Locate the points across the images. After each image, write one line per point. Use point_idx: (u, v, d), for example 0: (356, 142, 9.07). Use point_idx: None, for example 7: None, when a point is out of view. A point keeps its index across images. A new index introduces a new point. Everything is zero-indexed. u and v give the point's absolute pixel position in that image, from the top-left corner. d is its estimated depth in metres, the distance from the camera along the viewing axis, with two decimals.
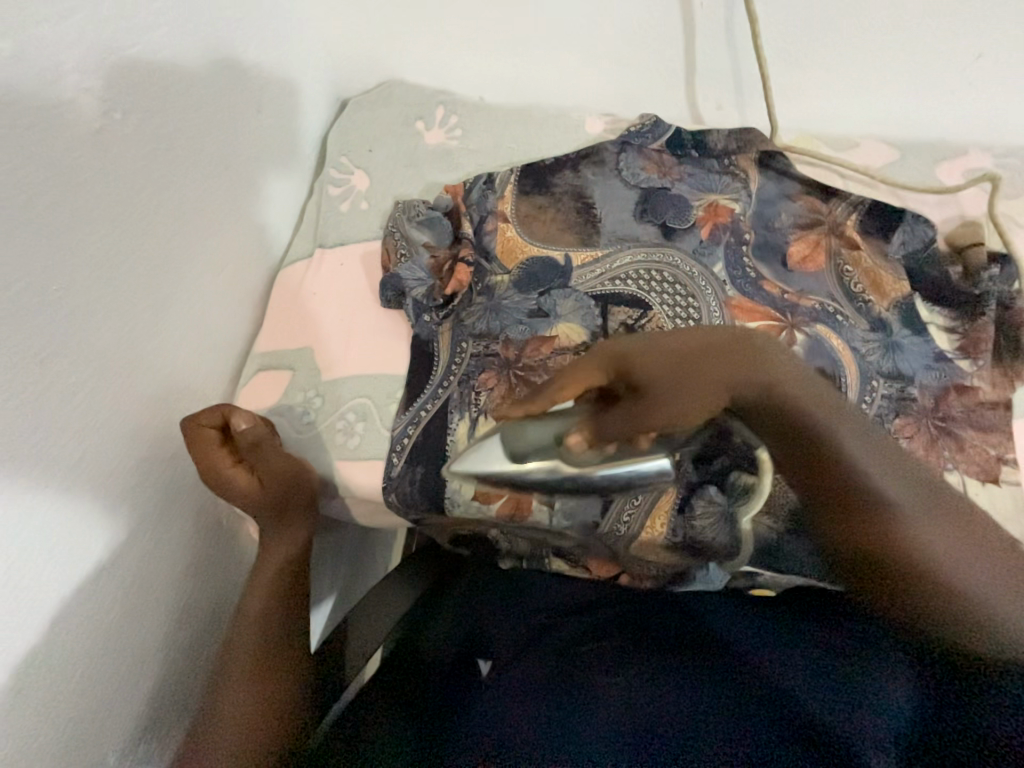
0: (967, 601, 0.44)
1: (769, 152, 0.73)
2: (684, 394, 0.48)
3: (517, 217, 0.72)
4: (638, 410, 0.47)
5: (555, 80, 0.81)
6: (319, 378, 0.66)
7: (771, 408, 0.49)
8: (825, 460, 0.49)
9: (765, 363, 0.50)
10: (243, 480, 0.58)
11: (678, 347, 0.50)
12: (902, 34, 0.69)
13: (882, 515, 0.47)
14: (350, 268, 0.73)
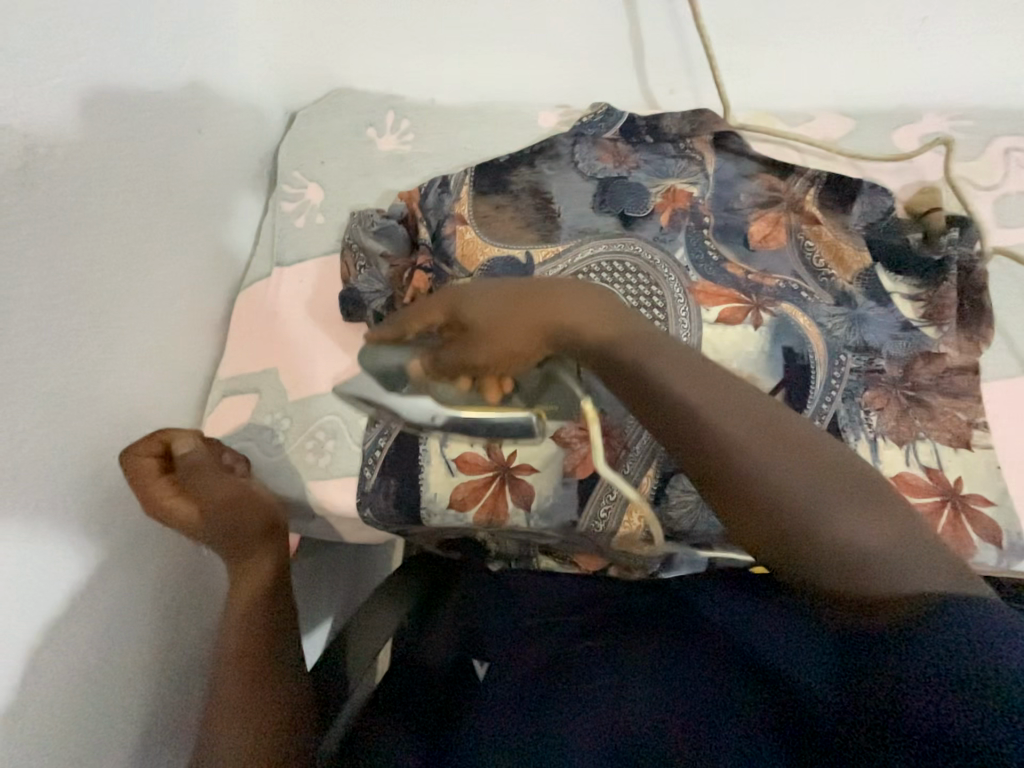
0: (846, 538, 0.35)
1: (723, 132, 0.73)
2: (504, 332, 0.47)
3: (475, 218, 0.71)
4: (462, 348, 0.48)
5: (504, 76, 0.80)
6: (287, 398, 0.66)
7: (587, 349, 0.46)
8: (655, 401, 0.42)
9: (572, 303, 0.47)
10: (180, 507, 0.53)
11: (504, 290, 0.49)
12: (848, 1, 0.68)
13: (723, 453, 0.39)
14: (310, 284, 0.72)
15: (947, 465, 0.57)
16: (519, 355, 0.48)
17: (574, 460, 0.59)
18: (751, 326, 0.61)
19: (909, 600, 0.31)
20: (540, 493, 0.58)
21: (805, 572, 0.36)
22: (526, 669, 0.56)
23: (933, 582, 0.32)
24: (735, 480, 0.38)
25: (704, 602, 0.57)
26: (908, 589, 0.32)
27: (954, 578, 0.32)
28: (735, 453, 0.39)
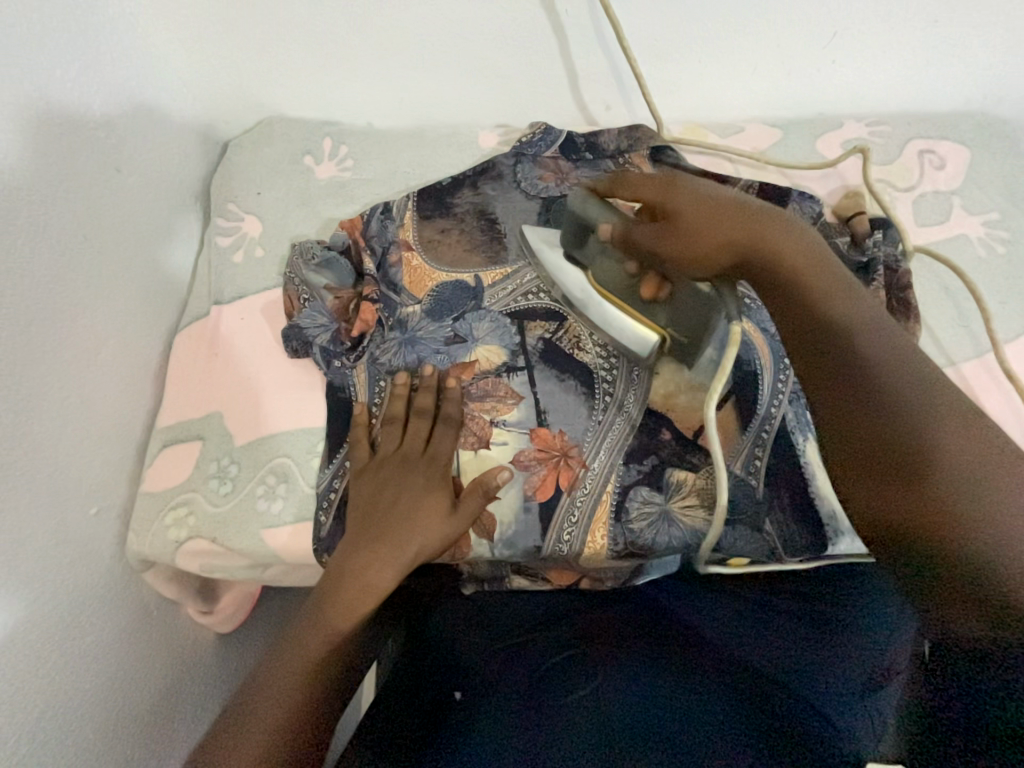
0: (1010, 541, 0.33)
1: (658, 147, 0.74)
2: (704, 229, 0.49)
3: (421, 243, 0.70)
4: (659, 232, 0.51)
5: (439, 99, 0.79)
6: (231, 444, 0.62)
7: (750, 270, 0.48)
8: (821, 354, 0.44)
9: (786, 239, 0.47)
10: (436, 522, 0.54)
11: (745, 205, 0.49)
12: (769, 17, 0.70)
13: (887, 415, 0.39)
14: (252, 321, 0.69)
15: None
16: (748, 267, 0.48)
17: (534, 483, 0.59)
18: None
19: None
20: (501, 522, 0.58)
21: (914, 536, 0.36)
22: (508, 689, 0.54)
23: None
24: (869, 406, 0.40)
25: (680, 610, 0.59)
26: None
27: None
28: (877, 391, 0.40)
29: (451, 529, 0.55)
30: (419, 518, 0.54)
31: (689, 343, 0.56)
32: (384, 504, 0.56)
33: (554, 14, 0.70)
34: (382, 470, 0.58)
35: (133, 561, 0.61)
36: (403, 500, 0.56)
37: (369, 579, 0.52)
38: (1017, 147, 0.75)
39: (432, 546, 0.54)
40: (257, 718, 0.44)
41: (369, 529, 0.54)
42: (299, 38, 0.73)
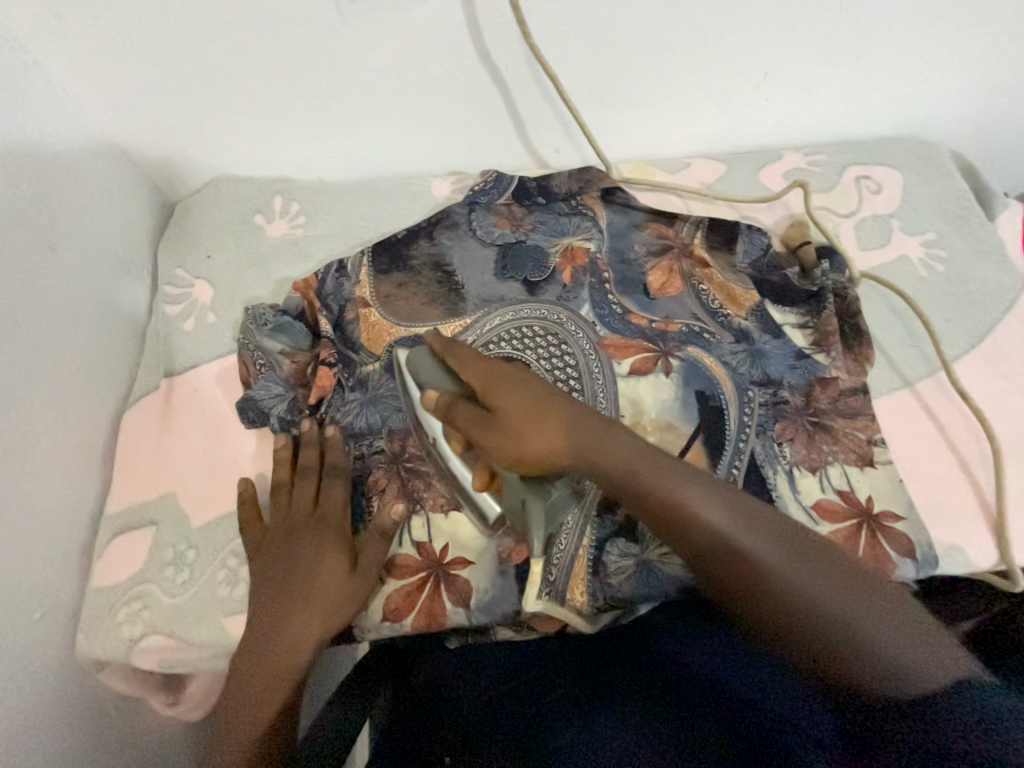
0: (860, 642, 0.38)
1: (609, 188, 0.75)
2: (530, 425, 0.48)
3: (378, 300, 0.69)
4: (484, 423, 0.49)
5: (388, 152, 0.79)
6: (188, 526, 0.59)
7: (587, 459, 0.47)
8: (659, 504, 0.45)
9: (611, 443, 0.48)
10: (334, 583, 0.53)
11: (554, 404, 0.49)
12: (708, 61, 0.71)
13: (738, 558, 0.43)
14: (207, 391, 0.66)
15: (857, 485, 0.59)
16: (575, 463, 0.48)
17: (508, 544, 0.57)
18: (662, 375, 0.64)
19: (905, 684, 0.35)
20: (477, 587, 0.56)
21: (802, 658, 0.40)
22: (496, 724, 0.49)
23: (940, 670, 0.35)
24: (721, 551, 0.43)
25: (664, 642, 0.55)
26: (913, 672, 0.35)
27: (953, 664, 0.35)
28: (719, 539, 0.43)
29: (352, 594, 0.54)
30: (318, 589, 0.53)
31: (516, 526, 0.53)
32: (285, 577, 0.54)
33: (494, 68, 0.69)
34: (279, 546, 0.56)
35: (87, 663, 0.57)
36: (302, 570, 0.54)
37: (281, 653, 0.51)
38: (945, 169, 0.79)
39: (337, 608, 0.53)
40: None
41: (278, 605, 0.53)
42: (237, 103, 0.71)
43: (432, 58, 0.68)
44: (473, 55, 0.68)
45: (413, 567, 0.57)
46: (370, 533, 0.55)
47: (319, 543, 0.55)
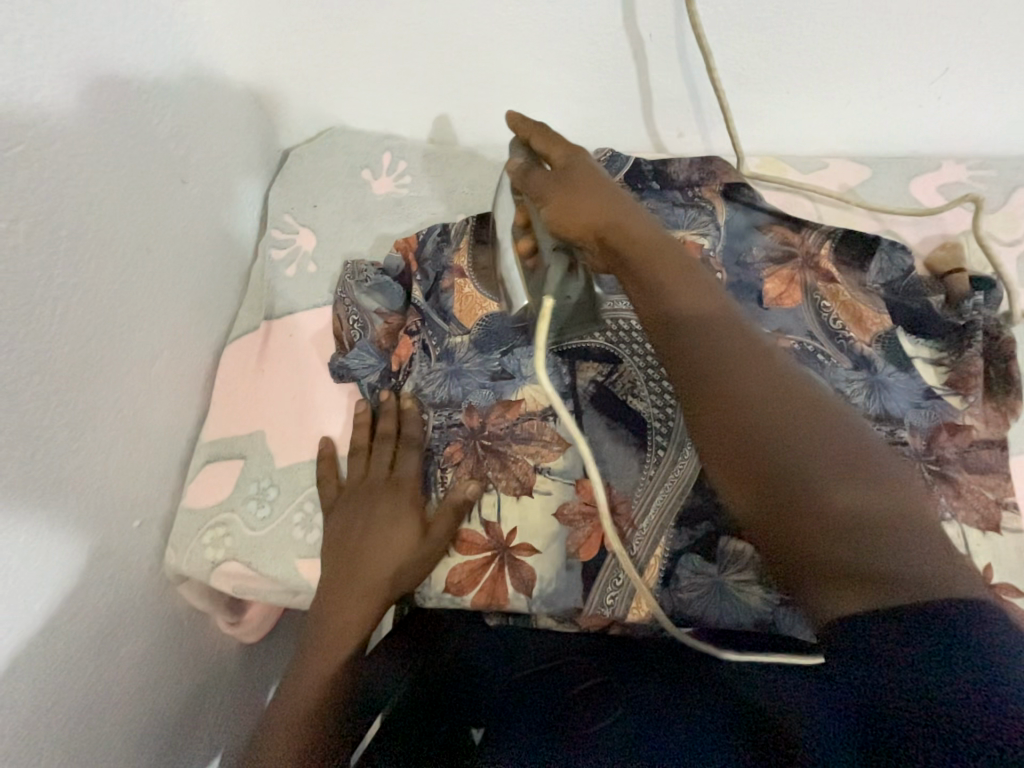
0: (839, 518, 0.34)
1: (733, 183, 0.69)
2: (587, 194, 0.49)
3: (474, 270, 0.67)
4: (552, 182, 0.51)
5: (504, 119, 0.76)
6: (272, 465, 0.62)
7: (628, 251, 0.48)
8: (668, 316, 0.44)
9: (644, 239, 0.48)
10: (407, 545, 0.55)
11: (614, 194, 0.50)
12: (881, 48, 0.62)
13: (745, 403, 0.39)
14: (300, 339, 0.68)
15: (975, 550, 0.53)
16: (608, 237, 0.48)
17: (578, 539, 0.55)
18: None
19: (907, 578, 0.31)
20: (542, 577, 0.55)
21: (778, 516, 0.35)
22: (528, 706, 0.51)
23: (939, 581, 0.31)
24: (715, 383, 0.40)
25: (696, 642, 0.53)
26: (887, 567, 0.32)
27: (965, 586, 0.31)
28: (721, 368, 0.41)
29: (420, 559, 0.55)
30: (390, 548, 0.55)
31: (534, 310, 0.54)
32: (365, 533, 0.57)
33: (636, 36, 0.64)
34: (357, 501, 0.58)
35: (169, 574, 0.62)
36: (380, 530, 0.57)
37: (360, 599, 0.55)
38: None
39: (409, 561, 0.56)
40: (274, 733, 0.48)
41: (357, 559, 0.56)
42: (366, 53, 0.70)
43: (572, 19, 0.63)
44: (616, 20, 0.63)
45: (480, 544, 0.56)
46: (445, 502, 0.56)
47: (397, 504, 0.58)
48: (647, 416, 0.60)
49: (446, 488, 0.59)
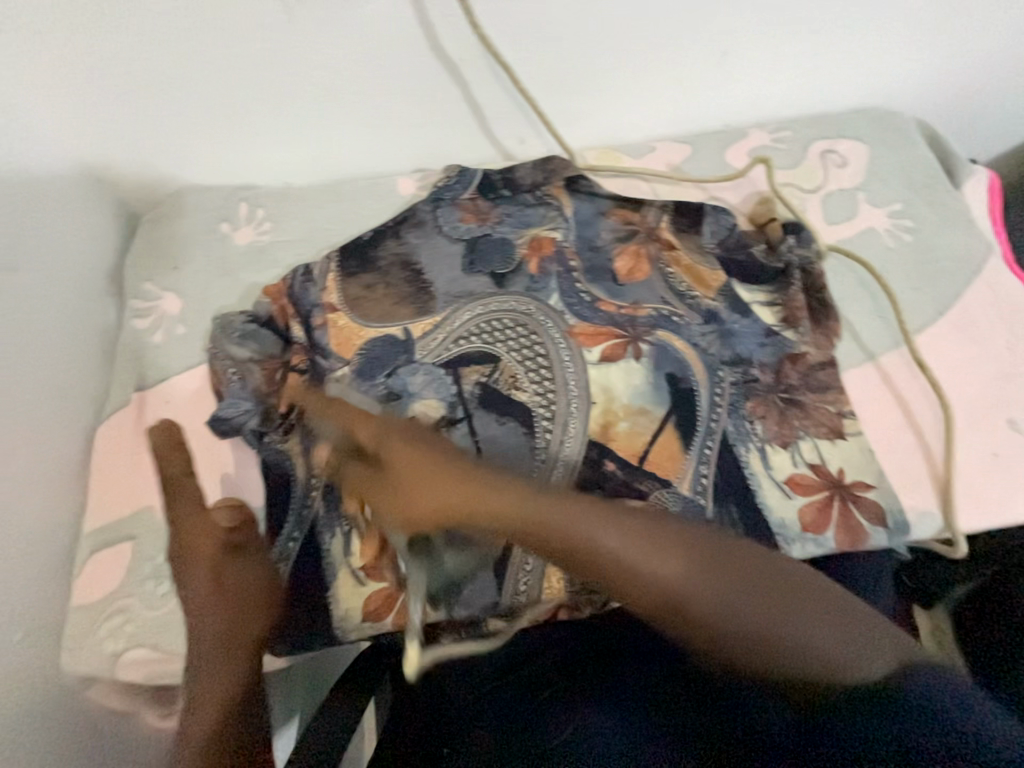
0: (805, 653, 0.39)
1: (572, 176, 0.75)
2: (418, 471, 0.56)
3: (346, 300, 0.69)
4: (370, 474, 0.57)
5: (352, 152, 0.78)
6: (166, 539, 0.60)
7: (501, 523, 0.50)
8: (581, 550, 0.48)
9: (490, 498, 0.55)
10: (225, 586, 0.52)
11: (417, 439, 0.58)
12: (667, 41, 0.70)
13: (649, 579, 0.45)
14: (178, 404, 0.66)
15: (828, 458, 0.60)
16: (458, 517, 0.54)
17: None
18: (632, 359, 0.65)
19: (857, 671, 0.37)
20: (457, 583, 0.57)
21: (726, 657, 0.42)
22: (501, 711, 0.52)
23: (879, 661, 0.37)
24: (662, 599, 0.44)
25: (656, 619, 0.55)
26: (855, 666, 0.37)
27: (897, 650, 0.38)
28: (649, 579, 0.45)
29: (254, 581, 0.53)
30: (212, 591, 0.51)
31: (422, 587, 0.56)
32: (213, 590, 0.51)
33: (450, 60, 0.68)
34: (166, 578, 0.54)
35: (74, 679, 0.58)
36: (234, 579, 0.52)
37: (223, 656, 0.48)
38: (910, 139, 0.79)
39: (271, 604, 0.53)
40: None
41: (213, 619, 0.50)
42: (192, 111, 0.70)
43: (384, 51, 0.66)
44: (426, 47, 0.66)
45: (392, 566, 0.57)
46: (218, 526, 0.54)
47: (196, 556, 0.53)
48: (531, 405, 0.63)
49: (349, 520, 0.59)
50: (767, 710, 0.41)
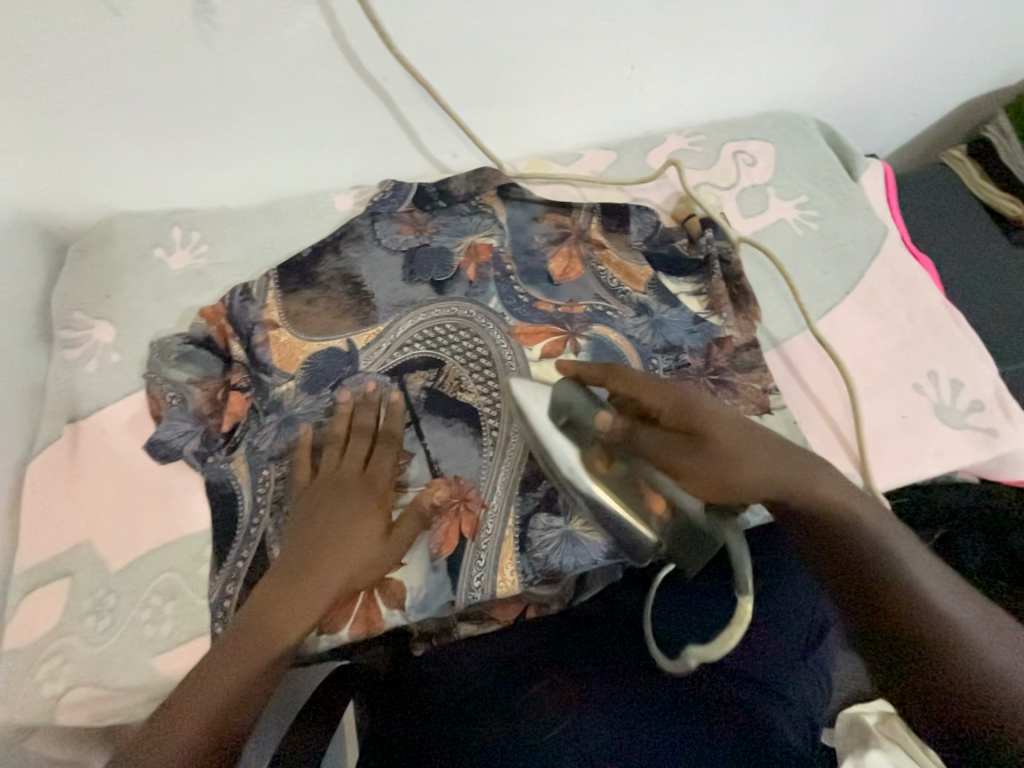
0: (984, 664, 0.45)
1: (503, 185, 0.78)
2: (737, 459, 0.52)
3: (288, 317, 0.69)
4: (690, 451, 0.52)
5: (287, 173, 0.78)
6: (105, 573, 0.58)
7: (766, 486, 0.52)
8: (838, 521, 0.51)
9: (831, 480, 0.53)
10: (372, 524, 0.56)
11: (746, 426, 0.54)
12: (581, 57, 0.74)
13: (873, 562, 0.49)
14: (114, 432, 0.64)
15: None
16: (732, 478, 0.52)
17: (438, 539, 0.58)
18: (571, 354, 0.68)
19: None
20: (411, 586, 0.57)
21: (906, 641, 0.47)
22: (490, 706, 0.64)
23: None
24: (871, 576, 0.49)
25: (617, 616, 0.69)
26: None
27: None
28: (870, 561, 0.49)
29: (368, 542, 0.55)
30: (354, 526, 0.56)
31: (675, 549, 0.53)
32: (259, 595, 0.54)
33: (374, 82, 0.70)
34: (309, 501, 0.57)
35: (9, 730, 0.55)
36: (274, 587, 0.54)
37: (317, 595, 0.53)
38: (812, 137, 0.86)
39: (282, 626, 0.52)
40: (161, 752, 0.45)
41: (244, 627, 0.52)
42: (111, 142, 0.69)
43: (307, 75, 0.67)
44: (349, 70, 0.68)
45: None
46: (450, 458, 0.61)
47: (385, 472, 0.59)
48: (477, 405, 0.64)
49: None
50: (886, 685, 0.49)
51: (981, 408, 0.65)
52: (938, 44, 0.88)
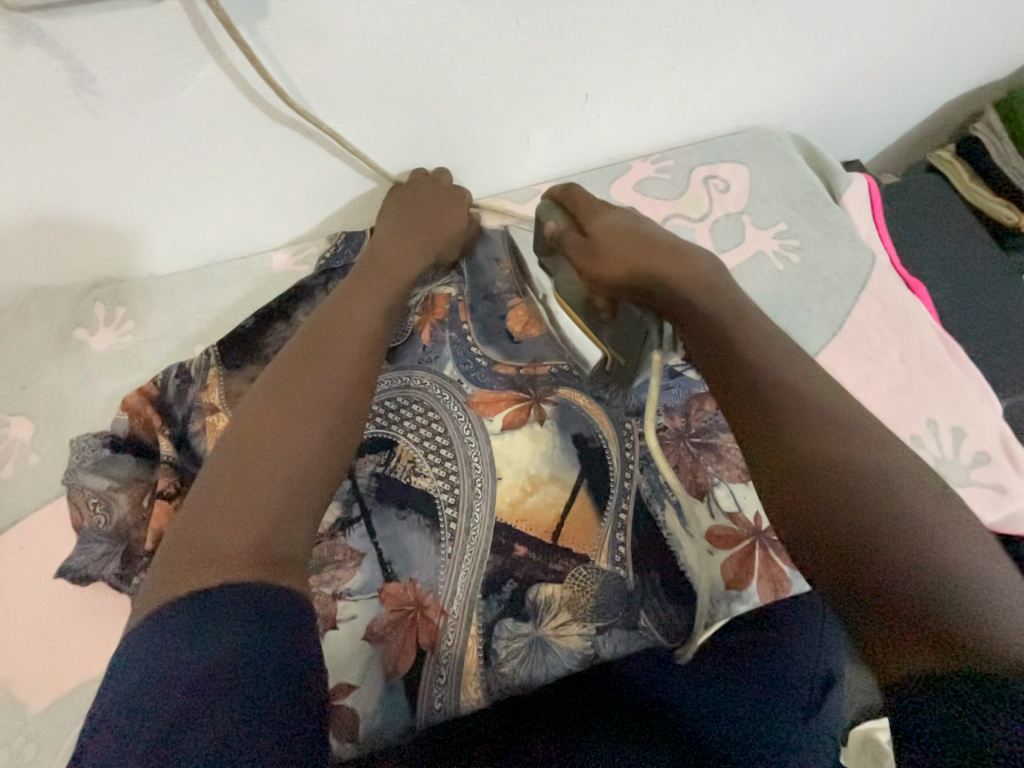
0: (897, 519, 0.37)
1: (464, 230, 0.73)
2: (634, 249, 0.61)
3: (226, 399, 0.62)
4: (590, 251, 0.62)
5: (215, 235, 0.71)
6: (25, 717, 0.52)
7: (647, 273, 0.59)
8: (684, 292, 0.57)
9: (689, 271, 0.58)
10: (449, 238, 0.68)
11: (639, 236, 0.62)
12: (527, 91, 0.67)
13: (827, 452, 0.42)
14: (34, 549, 0.59)
15: (745, 504, 0.59)
16: (604, 276, 0.61)
17: (394, 654, 0.53)
18: (536, 424, 0.62)
19: (958, 591, 0.34)
20: (363, 713, 0.51)
21: (851, 540, 0.38)
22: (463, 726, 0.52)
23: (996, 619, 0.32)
24: (737, 368, 0.50)
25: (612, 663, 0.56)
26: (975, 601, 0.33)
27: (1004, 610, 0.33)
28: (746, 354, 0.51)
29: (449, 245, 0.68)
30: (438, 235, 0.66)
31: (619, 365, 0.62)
32: (340, 314, 0.57)
33: (296, 133, 0.62)
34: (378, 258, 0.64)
35: None
36: (361, 308, 0.58)
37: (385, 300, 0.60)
38: (789, 154, 0.80)
39: (374, 334, 0.56)
40: (285, 466, 0.44)
41: (249, 407, 0.47)
42: None
43: (218, 134, 0.59)
44: (266, 124, 0.60)
45: None
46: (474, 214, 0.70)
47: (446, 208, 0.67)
48: (433, 491, 0.58)
49: None
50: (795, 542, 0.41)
51: (987, 461, 0.60)
52: (925, 44, 0.81)
